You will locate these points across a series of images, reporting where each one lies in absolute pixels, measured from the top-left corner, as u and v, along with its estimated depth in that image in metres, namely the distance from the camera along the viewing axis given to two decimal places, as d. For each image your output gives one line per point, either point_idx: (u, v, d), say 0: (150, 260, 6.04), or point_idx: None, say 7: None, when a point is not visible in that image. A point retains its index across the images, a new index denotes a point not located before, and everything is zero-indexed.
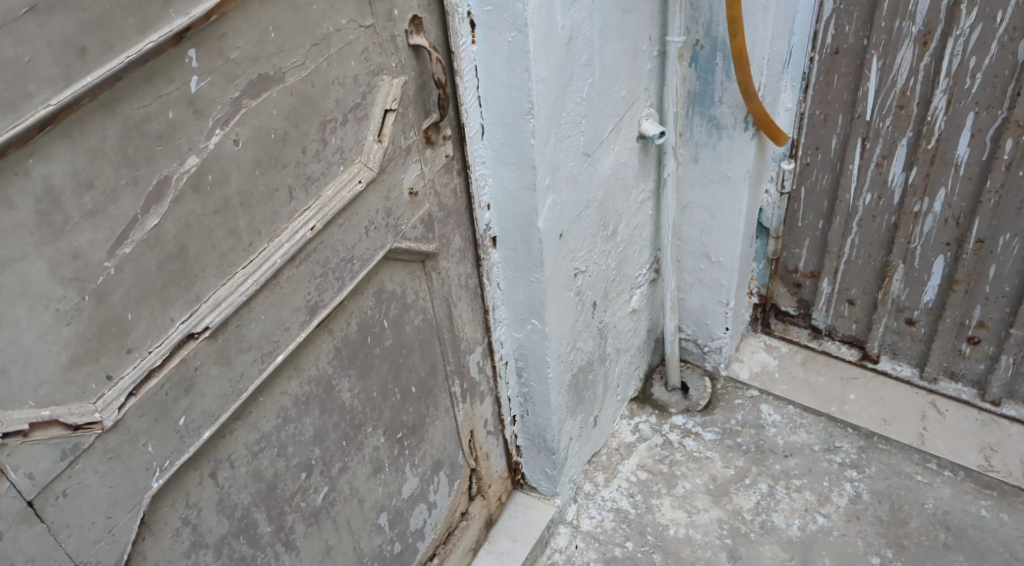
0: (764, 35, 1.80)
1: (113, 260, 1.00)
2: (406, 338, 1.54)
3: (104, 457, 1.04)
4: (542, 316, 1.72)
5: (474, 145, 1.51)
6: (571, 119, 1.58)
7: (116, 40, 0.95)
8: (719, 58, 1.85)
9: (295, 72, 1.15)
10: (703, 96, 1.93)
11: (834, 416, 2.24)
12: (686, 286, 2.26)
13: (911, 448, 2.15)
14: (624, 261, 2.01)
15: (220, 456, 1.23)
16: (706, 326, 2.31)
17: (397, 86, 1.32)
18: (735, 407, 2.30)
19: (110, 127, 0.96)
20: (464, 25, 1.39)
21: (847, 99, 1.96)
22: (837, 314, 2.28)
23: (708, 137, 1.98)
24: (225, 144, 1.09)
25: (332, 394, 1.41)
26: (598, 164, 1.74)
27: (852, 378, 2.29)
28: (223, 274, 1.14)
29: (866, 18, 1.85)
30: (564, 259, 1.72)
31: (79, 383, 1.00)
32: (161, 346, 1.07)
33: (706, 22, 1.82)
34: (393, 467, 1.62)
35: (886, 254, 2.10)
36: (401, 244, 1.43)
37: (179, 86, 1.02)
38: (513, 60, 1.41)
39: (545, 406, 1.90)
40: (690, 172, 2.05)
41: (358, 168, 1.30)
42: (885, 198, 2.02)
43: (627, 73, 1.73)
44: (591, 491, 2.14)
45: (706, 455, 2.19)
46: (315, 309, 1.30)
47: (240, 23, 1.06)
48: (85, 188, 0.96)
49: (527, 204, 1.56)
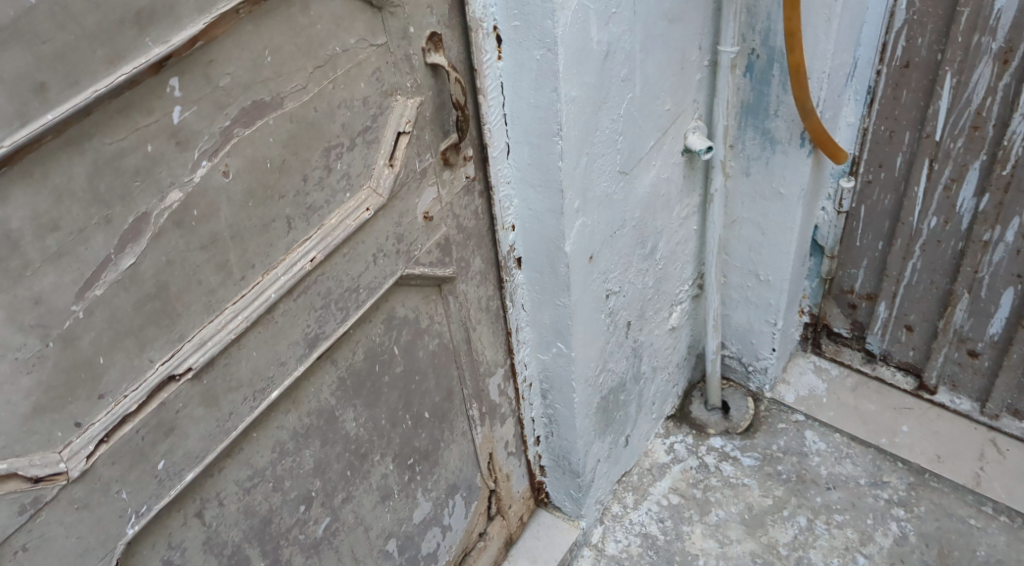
0: (827, 48, 1.65)
1: (82, 303, 0.93)
2: (419, 364, 1.46)
3: (70, 507, 0.98)
4: (569, 341, 1.63)
5: (499, 164, 1.41)
6: (606, 137, 1.47)
7: (83, 74, 0.86)
8: (776, 69, 1.71)
9: (295, 97, 1.07)
10: (758, 107, 1.78)
11: (883, 447, 2.10)
12: (731, 302, 2.13)
13: (966, 489, 2.01)
14: (663, 278, 1.89)
15: (207, 494, 1.17)
16: (751, 345, 2.18)
17: (412, 107, 1.23)
18: (777, 432, 2.18)
19: (78, 165, 0.89)
20: (489, 40, 1.28)
21: (915, 115, 1.81)
22: (893, 339, 2.14)
23: (761, 151, 1.84)
24: (213, 175, 1.02)
25: (335, 425, 1.34)
26: (636, 182, 1.63)
27: (905, 408, 2.16)
28: (211, 311, 1.07)
29: (941, 31, 1.69)
30: (595, 280, 1.62)
31: (43, 432, 0.94)
32: (137, 390, 1.01)
33: (764, 31, 1.67)
34: (403, 494, 1.55)
35: (949, 282, 1.95)
36: (415, 270, 1.35)
37: (159, 117, 0.94)
38: (541, 78, 1.30)
39: (570, 430, 1.81)
40: (739, 186, 1.92)
41: (366, 194, 1.22)
42: (952, 223, 1.88)
43: (673, 84, 1.61)
44: (619, 512, 2.05)
45: (743, 481, 2.08)
46: (315, 342, 1.23)
47: (229, 47, 0.98)
48: (48, 230, 0.89)
49: (554, 227, 1.46)
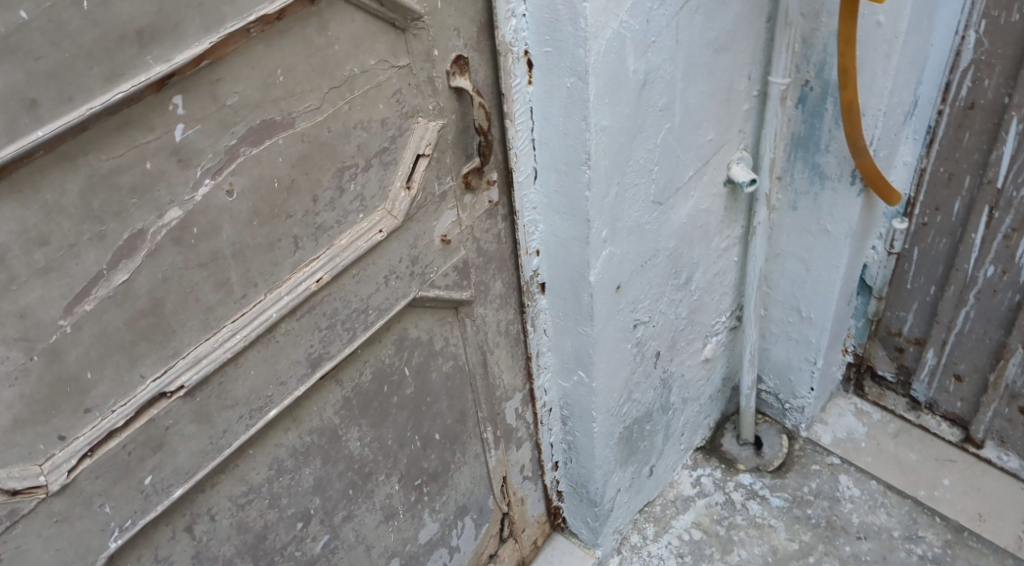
0: (884, 86, 1.57)
1: (69, 318, 0.92)
2: (431, 386, 1.43)
3: (49, 520, 0.98)
4: (590, 370, 1.58)
5: (524, 190, 1.37)
6: (640, 167, 1.42)
7: (77, 92, 0.85)
8: (830, 102, 1.63)
9: (308, 117, 1.05)
10: (809, 141, 1.71)
11: (921, 500, 2.01)
12: (771, 336, 2.06)
13: (1006, 552, 1.90)
14: (698, 310, 1.83)
15: (198, 509, 1.16)
16: (790, 382, 2.10)
17: (433, 130, 1.20)
18: (810, 473, 2.09)
19: (71, 181, 0.88)
20: (520, 64, 1.25)
21: (977, 159, 1.72)
22: (940, 388, 2.04)
23: (810, 186, 1.77)
24: (216, 194, 1.00)
25: (338, 444, 1.32)
26: (671, 213, 1.57)
27: (949, 460, 2.06)
28: (208, 329, 1.05)
29: (1010, 74, 1.59)
30: (622, 311, 1.57)
31: (24, 445, 0.94)
32: (126, 406, 1.00)
33: (819, 63, 1.60)
34: (408, 514, 1.52)
35: (1004, 335, 1.85)
36: (428, 292, 1.32)
37: (160, 134, 0.93)
38: (571, 106, 1.26)
39: (590, 459, 1.76)
40: (785, 220, 1.84)
41: (380, 216, 1.19)
42: (1009, 274, 1.78)
43: (717, 114, 1.55)
44: (638, 543, 2.00)
45: (770, 522, 2.01)
46: (318, 362, 1.20)
47: (239, 66, 0.96)
48: (37, 245, 0.88)
49: (579, 256, 1.42)
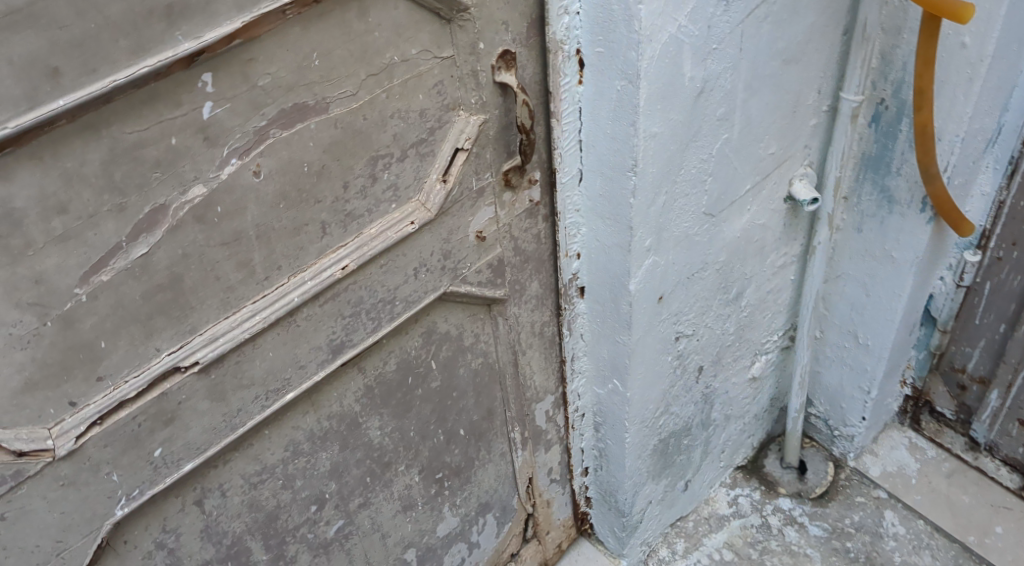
0: (964, 111, 1.49)
1: (85, 287, 0.93)
2: (458, 381, 1.41)
3: (55, 483, 0.99)
4: (624, 379, 1.54)
5: (567, 191, 1.34)
6: (692, 177, 1.37)
7: (102, 63, 0.86)
8: (905, 124, 1.55)
9: (343, 103, 1.03)
10: (880, 162, 1.63)
11: (970, 546, 1.91)
12: (825, 360, 1.98)
13: None
14: (748, 327, 1.77)
15: (208, 484, 1.16)
16: (841, 409, 2.03)
17: (474, 125, 1.17)
18: (854, 505, 2.01)
19: (93, 151, 0.89)
20: (571, 63, 1.22)
21: None
22: (1002, 431, 1.94)
23: (877, 210, 1.69)
24: (242, 174, 0.99)
25: (358, 431, 1.31)
26: (724, 226, 1.52)
27: (1005, 508, 1.95)
28: (227, 309, 1.05)
29: None
30: (663, 322, 1.53)
31: (34, 408, 0.95)
32: (139, 377, 1.01)
33: (896, 81, 1.52)
34: (427, 506, 1.51)
35: None
36: (459, 288, 1.29)
37: (187, 111, 0.92)
38: (620, 109, 1.22)
39: (620, 468, 1.72)
40: (848, 242, 1.77)
41: (413, 208, 1.17)
42: None
43: (781, 128, 1.49)
44: (666, 557, 1.95)
45: (806, 551, 1.94)
46: (339, 349, 1.19)
47: (272, 47, 0.96)
48: (55, 213, 0.88)
49: (620, 263, 1.38)
